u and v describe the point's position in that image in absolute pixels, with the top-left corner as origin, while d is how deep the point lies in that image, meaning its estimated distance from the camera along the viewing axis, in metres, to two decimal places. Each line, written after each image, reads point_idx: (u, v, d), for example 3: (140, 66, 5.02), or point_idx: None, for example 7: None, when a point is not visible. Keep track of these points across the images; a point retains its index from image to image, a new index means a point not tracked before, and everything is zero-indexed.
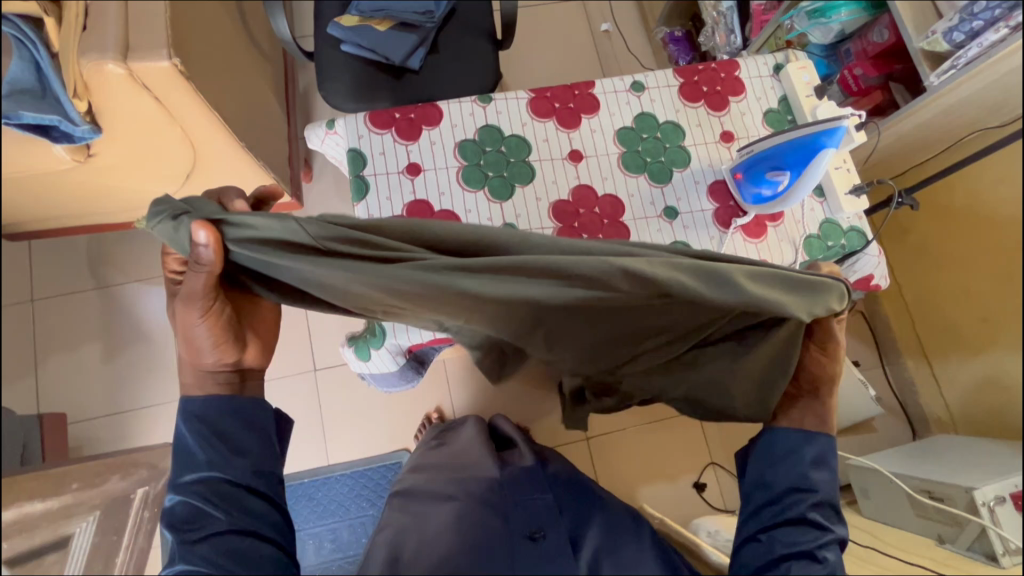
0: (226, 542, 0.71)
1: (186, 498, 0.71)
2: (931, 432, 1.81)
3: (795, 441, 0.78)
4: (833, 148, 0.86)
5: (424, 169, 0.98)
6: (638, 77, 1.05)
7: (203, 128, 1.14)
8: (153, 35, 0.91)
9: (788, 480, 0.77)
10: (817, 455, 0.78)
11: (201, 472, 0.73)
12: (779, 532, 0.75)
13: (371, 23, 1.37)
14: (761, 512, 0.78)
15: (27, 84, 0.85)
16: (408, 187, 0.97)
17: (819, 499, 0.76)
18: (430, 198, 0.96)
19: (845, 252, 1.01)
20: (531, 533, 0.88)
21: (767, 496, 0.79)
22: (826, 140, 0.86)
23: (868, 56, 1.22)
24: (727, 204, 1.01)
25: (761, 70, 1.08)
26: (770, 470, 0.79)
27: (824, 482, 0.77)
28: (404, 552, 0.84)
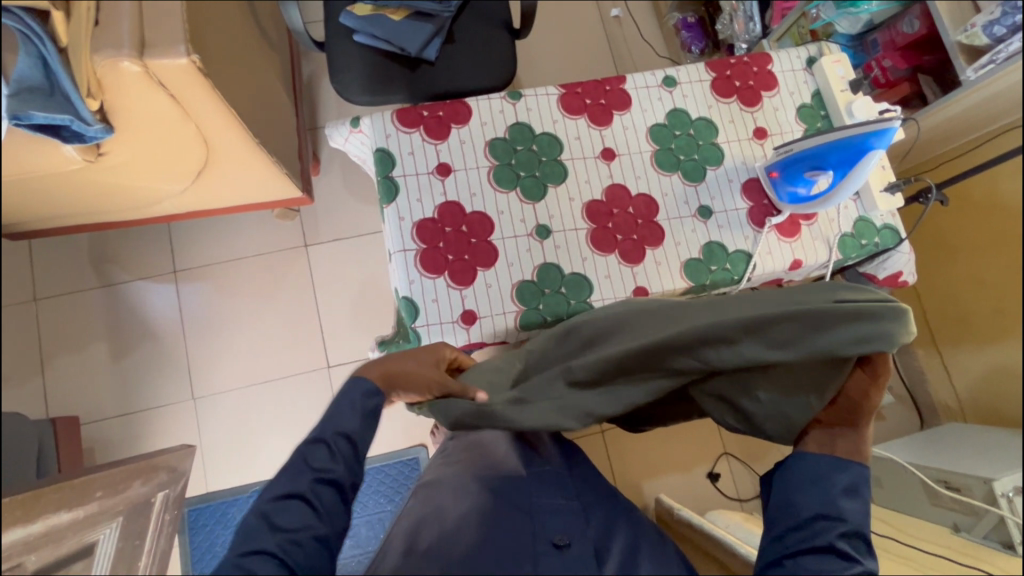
0: (330, 495, 0.68)
1: (324, 439, 0.71)
2: (939, 420, 1.84)
3: (823, 464, 0.74)
4: (881, 150, 0.83)
5: (454, 170, 0.95)
6: (670, 72, 1.03)
7: (216, 125, 1.10)
8: (171, 31, 0.88)
9: (815, 506, 0.72)
10: (847, 483, 0.72)
11: (343, 427, 0.72)
12: (805, 559, 0.69)
13: (386, 11, 1.32)
14: (786, 538, 0.72)
15: (35, 81, 0.82)
16: (439, 188, 0.94)
17: (849, 529, 0.70)
18: (461, 199, 0.94)
19: (878, 250, 1.01)
20: (556, 540, 0.84)
21: (790, 521, 0.72)
22: (874, 142, 0.82)
23: (896, 47, 1.21)
24: (761, 202, 0.99)
25: (795, 63, 1.05)
26: (796, 493, 0.74)
27: (856, 513, 0.71)
28: (430, 546, 0.83)
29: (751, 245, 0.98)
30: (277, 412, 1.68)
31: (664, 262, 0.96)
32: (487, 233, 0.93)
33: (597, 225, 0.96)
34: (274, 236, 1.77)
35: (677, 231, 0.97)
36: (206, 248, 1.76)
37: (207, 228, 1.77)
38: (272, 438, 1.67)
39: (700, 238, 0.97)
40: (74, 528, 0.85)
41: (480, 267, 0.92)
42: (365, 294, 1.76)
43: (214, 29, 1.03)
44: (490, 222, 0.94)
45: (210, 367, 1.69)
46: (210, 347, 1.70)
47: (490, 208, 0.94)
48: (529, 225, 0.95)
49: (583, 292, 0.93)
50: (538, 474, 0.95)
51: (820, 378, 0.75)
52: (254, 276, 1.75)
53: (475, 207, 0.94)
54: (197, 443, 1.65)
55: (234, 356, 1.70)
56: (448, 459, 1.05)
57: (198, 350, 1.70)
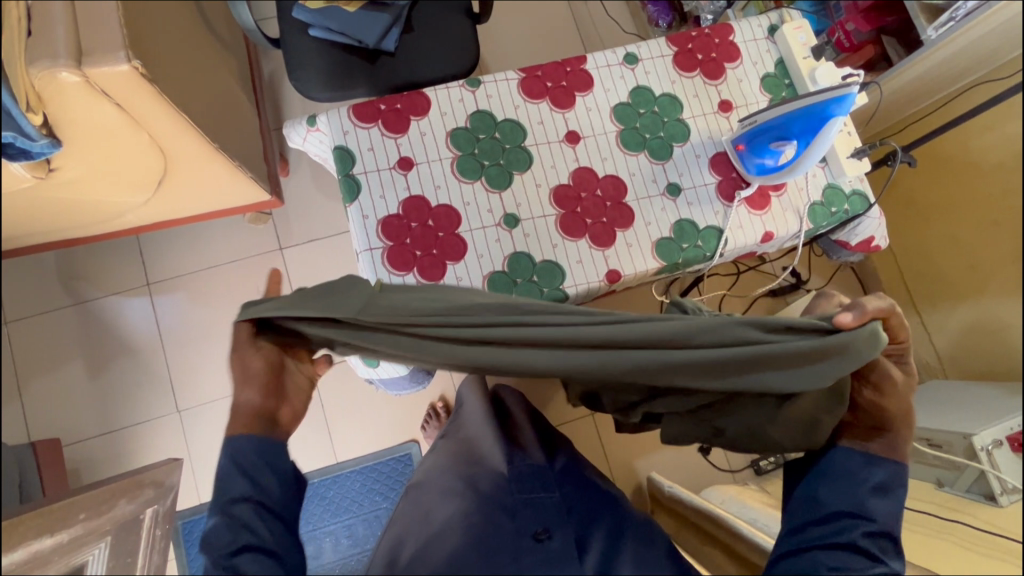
0: (252, 556, 0.70)
1: (223, 517, 0.71)
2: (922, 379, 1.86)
3: (861, 469, 0.79)
4: (843, 117, 0.81)
5: (417, 163, 0.93)
6: (630, 49, 1.01)
7: (170, 131, 1.06)
8: (109, 36, 0.84)
9: (844, 503, 0.78)
10: (879, 483, 0.78)
11: (240, 493, 0.73)
12: (823, 553, 0.76)
13: (340, 3, 1.28)
14: (809, 529, 0.78)
15: None
16: (401, 183, 0.92)
17: (875, 529, 0.76)
18: (426, 194, 0.92)
19: (848, 217, 1.01)
20: (537, 533, 0.85)
21: (817, 515, 0.79)
22: (835, 109, 0.81)
23: (859, 11, 1.18)
24: (729, 175, 0.99)
25: (756, 32, 1.04)
26: (826, 490, 0.79)
27: (884, 512, 0.77)
28: (410, 558, 0.81)
29: (721, 220, 0.97)
30: None
31: (635, 244, 0.95)
32: (454, 225, 0.92)
33: (566, 211, 0.94)
34: (247, 241, 1.74)
35: (647, 211, 0.96)
36: (178, 257, 1.72)
37: (177, 238, 1.73)
38: None
39: (670, 217, 0.96)
40: (60, 553, 0.84)
41: (450, 261, 0.91)
42: None
43: (157, 31, 0.99)
44: (458, 216, 0.92)
45: (192, 379, 1.67)
46: (191, 359, 1.68)
47: (456, 200, 0.93)
48: (497, 216, 0.93)
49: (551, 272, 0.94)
50: (518, 470, 0.94)
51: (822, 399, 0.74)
52: (231, 284, 1.72)
53: (440, 201, 0.92)
54: (186, 456, 1.63)
55: (216, 365, 1.68)
56: (435, 452, 1.05)
57: (180, 362, 1.68)
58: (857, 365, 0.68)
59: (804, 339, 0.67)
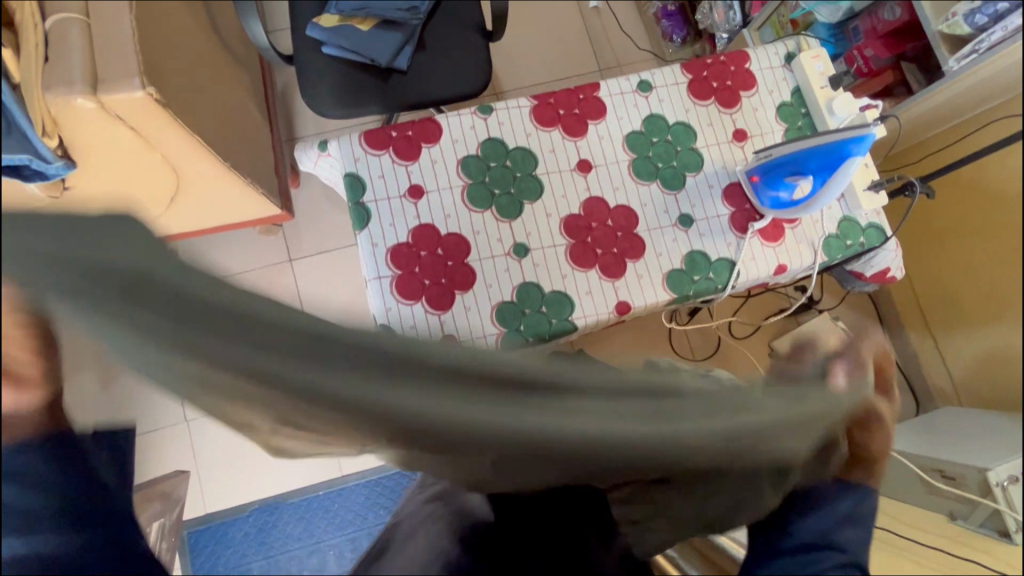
0: None
1: None
2: (936, 404, 1.83)
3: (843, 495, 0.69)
4: (862, 156, 0.80)
5: (427, 191, 0.93)
6: (644, 76, 1.00)
7: (182, 151, 1.06)
8: (124, 63, 0.84)
9: (819, 531, 0.67)
10: (850, 510, 0.70)
11: None
12: None
13: (354, 21, 1.28)
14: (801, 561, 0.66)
15: None
16: (411, 211, 0.92)
17: (844, 560, 0.68)
18: (435, 222, 0.92)
19: (863, 250, 1.00)
20: None
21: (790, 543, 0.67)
22: (854, 148, 0.79)
23: (877, 35, 1.17)
24: (742, 207, 0.97)
25: (773, 60, 1.03)
26: (799, 515, 0.69)
27: (853, 542, 0.70)
28: None
29: (734, 252, 0.96)
30: None
31: (646, 274, 0.94)
32: (464, 254, 0.91)
33: (577, 241, 0.94)
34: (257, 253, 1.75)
35: (658, 242, 0.95)
36: None
37: None
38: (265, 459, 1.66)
39: (681, 248, 0.95)
40: None
41: (458, 290, 0.90)
42: None
43: (170, 52, 0.99)
44: (468, 246, 0.92)
45: None
46: None
47: (465, 229, 0.92)
48: (506, 245, 0.93)
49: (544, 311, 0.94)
50: None
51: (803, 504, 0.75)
52: None
53: (449, 229, 0.92)
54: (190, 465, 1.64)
55: None
56: None
57: None
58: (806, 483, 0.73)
59: None
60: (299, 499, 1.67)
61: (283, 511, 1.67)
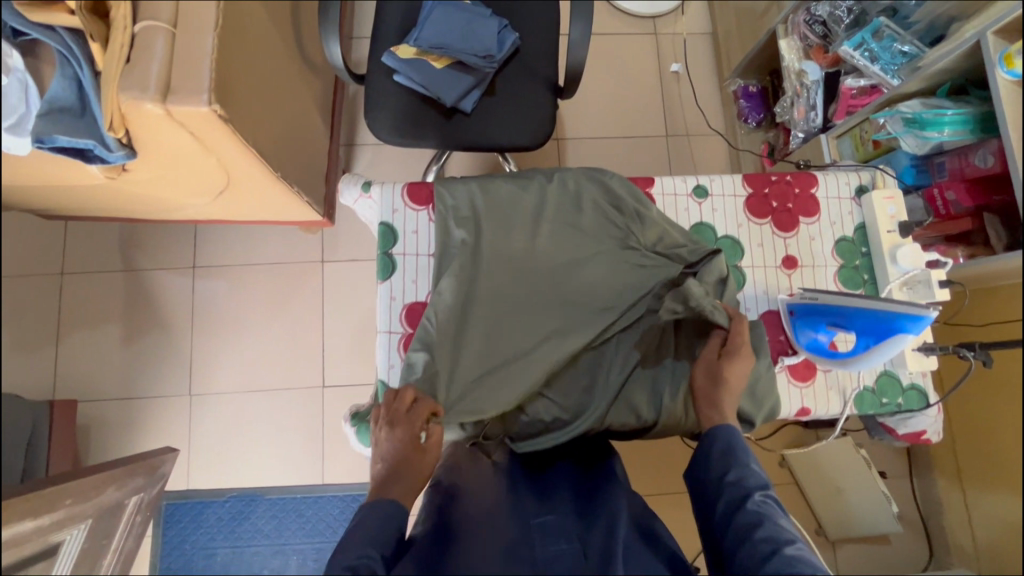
0: None
1: None
2: (949, 559, 1.70)
3: (716, 449, 0.80)
4: (914, 334, 0.78)
5: (412, 252, 0.96)
6: (702, 181, 0.98)
7: (238, 162, 1.10)
8: (197, 78, 0.87)
9: (725, 472, 0.77)
10: (727, 444, 0.80)
11: None
12: (735, 520, 0.72)
13: (429, 57, 1.29)
14: (732, 522, 0.72)
15: (66, 101, 0.93)
16: (416, 271, 0.96)
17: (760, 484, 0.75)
18: (418, 297, 0.96)
19: (899, 410, 0.93)
20: None
21: (714, 490, 0.77)
22: (909, 324, 0.78)
23: (963, 178, 1.10)
24: (776, 337, 0.93)
25: (842, 190, 0.98)
26: (705, 468, 0.80)
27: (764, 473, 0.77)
28: None
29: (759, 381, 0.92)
30: (269, 423, 1.73)
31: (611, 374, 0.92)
32: (414, 320, 0.95)
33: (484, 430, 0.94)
34: (293, 248, 1.81)
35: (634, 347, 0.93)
36: (231, 250, 1.80)
37: (231, 231, 1.81)
38: (257, 454, 1.71)
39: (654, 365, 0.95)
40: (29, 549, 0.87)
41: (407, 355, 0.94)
42: (370, 319, 1.79)
43: (247, 67, 1.01)
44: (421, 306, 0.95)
45: (212, 367, 1.74)
46: (213, 349, 1.75)
47: (421, 294, 0.96)
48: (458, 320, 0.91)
49: (573, 396, 0.91)
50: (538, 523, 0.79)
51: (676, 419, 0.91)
52: (273, 285, 1.79)
53: (416, 295, 0.96)
54: (186, 438, 1.70)
55: (237, 360, 1.75)
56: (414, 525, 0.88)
57: (206, 347, 1.75)
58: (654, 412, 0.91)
59: (626, 409, 0.91)
60: (276, 496, 1.70)
61: (260, 505, 1.69)
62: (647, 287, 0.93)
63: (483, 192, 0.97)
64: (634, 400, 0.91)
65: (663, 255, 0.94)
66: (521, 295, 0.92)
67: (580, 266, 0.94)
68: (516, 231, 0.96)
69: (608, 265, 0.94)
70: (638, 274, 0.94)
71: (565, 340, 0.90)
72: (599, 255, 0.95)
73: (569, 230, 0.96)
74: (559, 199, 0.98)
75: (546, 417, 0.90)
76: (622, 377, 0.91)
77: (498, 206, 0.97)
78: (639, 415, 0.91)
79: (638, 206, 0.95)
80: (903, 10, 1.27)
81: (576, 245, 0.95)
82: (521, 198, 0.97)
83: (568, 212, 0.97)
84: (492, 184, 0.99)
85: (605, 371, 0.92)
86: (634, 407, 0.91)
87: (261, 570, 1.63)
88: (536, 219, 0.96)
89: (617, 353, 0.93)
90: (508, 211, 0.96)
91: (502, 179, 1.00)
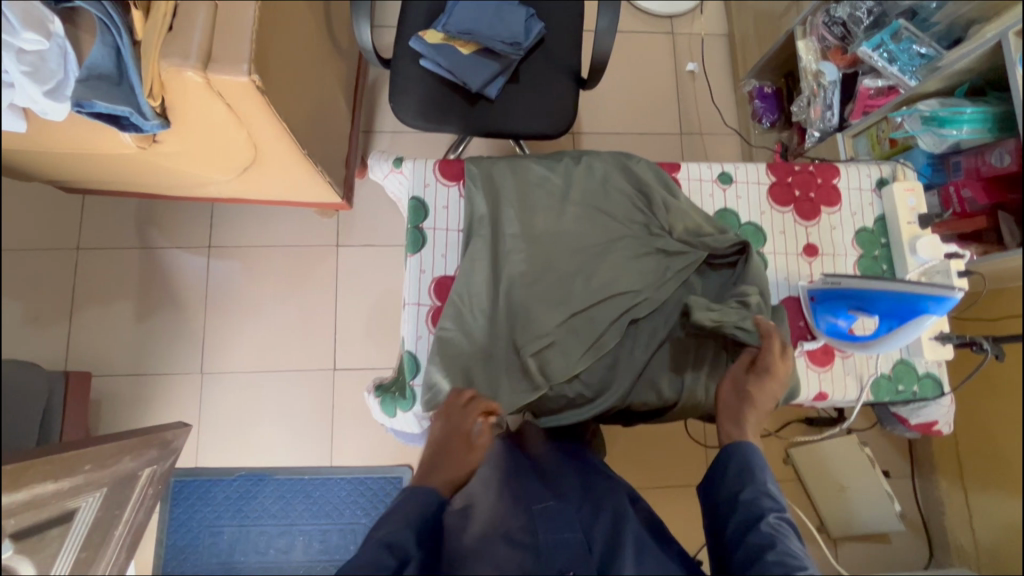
0: None
1: None
2: (949, 560, 1.72)
3: (733, 466, 0.80)
4: (936, 315, 0.81)
5: (441, 227, 0.98)
6: (727, 168, 1.00)
7: (268, 136, 1.11)
8: (237, 47, 0.88)
9: (739, 490, 0.78)
10: (741, 464, 0.80)
11: None
12: (749, 541, 0.72)
13: (456, 43, 1.31)
14: (744, 542, 0.72)
15: (106, 70, 0.90)
16: (444, 246, 0.98)
17: (775, 506, 0.75)
18: (447, 272, 0.97)
19: (914, 399, 0.95)
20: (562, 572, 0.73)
21: (727, 507, 0.78)
22: (932, 305, 0.81)
23: (979, 177, 1.12)
24: (795, 322, 0.95)
25: (863, 182, 1.00)
26: (720, 485, 0.80)
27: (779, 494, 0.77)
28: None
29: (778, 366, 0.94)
30: (280, 403, 1.74)
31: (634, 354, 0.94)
32: (444, 295, 0.96)
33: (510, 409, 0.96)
34: (309, 231, 1.82)
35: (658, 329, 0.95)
36: (246, 230, 1.81)
37: (248, 212, 1.82)
38: (267, 434, 1.72)
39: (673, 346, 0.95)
40: None
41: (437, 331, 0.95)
42: (383, 304, 1.80)
43: (282, 41, 1.03)
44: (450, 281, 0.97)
45: (224, 346, 1.75)
46: (225, 328, 1.76)
47: (450, 269, 0.98)
48: (486, 294, 0.93)
49: (597, 373, 0.93)
50: (539, 511, 0.83)
51: (697, 400, 0.93)
52: (288, 267, 1.80)
53: (444, 270, 0.97)
54: (197, 416, 1.71)
55: (249, 339, 1.76)
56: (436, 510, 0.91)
57: (218, 325, 1.76)
58: (675, 393, 0.93)
59: (649, 388, 0.93)
60: (284, 476, 1.70)
61: (267, 485, 1.69)
62: (672, 274, 0.94)
63: (513, 170, 0.99)
64: (656, 379, 0.93)
65: (686, 243, 0.96)
66: (548, 273, 0.93)
67: (608, 246, 0.95)
68: (545, 209, 0.97)
69: (635, 247, 0.95)
70: (663, 261, 0.95)
71: (591, 318, 0.92)
72: (626, 237, 0.96)
73: (598, 211, 0.97)
74: (586, 182, 0.99)
75: (570, 393, 0.92)
76: (645, 357, 0.93)
77: (528, 185, 0.98)
78: (661, 394, 0.93)
79: (666, 193, 0.98)
80: (923, 13, 1.29)
81: (604, 226, 0.97)
82: (551, 178, 0.99)
83: (597, 193, 0.99)
84: (523, 163, 1.00)
85: (629, 350, 0.93)
86: (657, 386, 0.93)
87: (266, 549, 1.63)
88: (565, 198, 0.98)
89: (642, 334, 0.95)
90: (537, 190, 0.98)
91: (532, 159, 1.02)
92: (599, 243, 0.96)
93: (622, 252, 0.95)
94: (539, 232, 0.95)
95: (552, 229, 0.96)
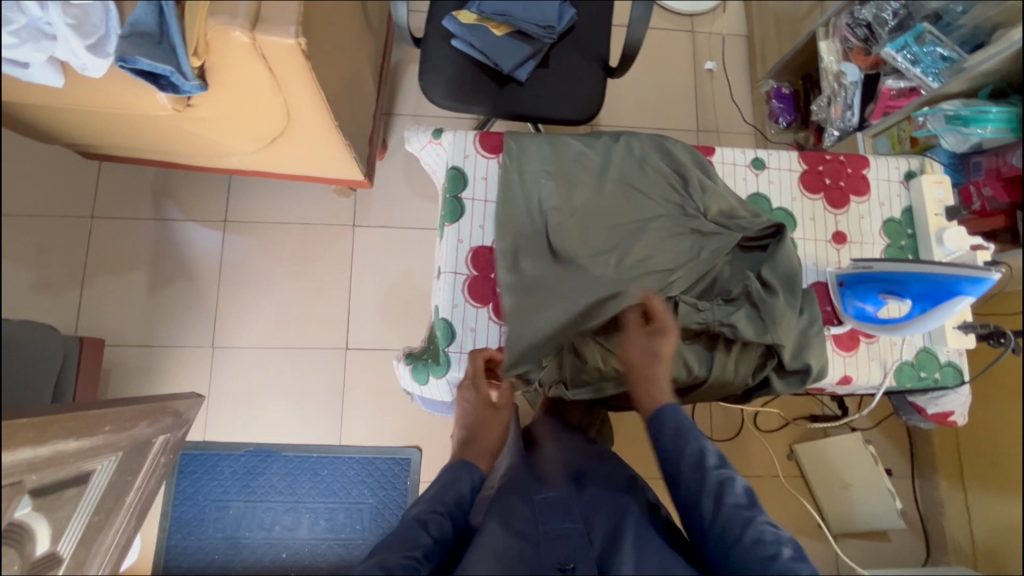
0: None
1: None
2: (946, 559, 1.74)
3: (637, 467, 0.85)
4: (971, 296, 0.87)
5: (480, 198, 1.02)
6: (760, 154, 1.04)
7: (303, 105, 1.11)
8: (285, 11, 0.89)
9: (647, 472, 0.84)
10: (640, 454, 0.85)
11: None
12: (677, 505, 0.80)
13: (489, 24, 1.32)
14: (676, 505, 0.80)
15: (148, 26, 0.85)
16: (481, 217, 1.02)
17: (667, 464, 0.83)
18: (484, 243, 1.01)
19: (935, 386, 1.00)
20: (561, 564, 0.72)
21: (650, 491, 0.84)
22: (966, 286, 0.87)
23: (1000, 176, 1.16)
24: (823, 307, 0.99)
25: (891, 174, 1.05)
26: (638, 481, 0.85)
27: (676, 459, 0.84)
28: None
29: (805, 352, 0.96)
30: (290, 381, 1.73)
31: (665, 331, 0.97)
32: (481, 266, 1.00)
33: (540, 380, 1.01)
34: (326, 210, 1.82)
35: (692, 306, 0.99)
36: (263, 206, 1.81)
37: (265, 187, 1.82)
38: (275, 412, 1.71)
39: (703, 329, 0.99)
40: None
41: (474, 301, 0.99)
42: (397, 286, 1.80)
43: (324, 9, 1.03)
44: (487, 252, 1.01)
45: (237, 322, 1.74)
46: (238, 302, 1.75)
47: (486, 239, 1.01)
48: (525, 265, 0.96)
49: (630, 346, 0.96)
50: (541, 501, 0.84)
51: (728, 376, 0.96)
52: (303, 245, 1.79)
53: (481, 240, 1.01)
54: (206, 389, 1.70)
55: (262, 316, 1.75)
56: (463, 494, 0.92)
57: (232, 300, 1.75)
58: (705, 367, 0.97)
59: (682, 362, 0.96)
60: (292, 453, 1.70)
61: (275, 462, 1.68)
62: (706, 254, 0.98)
63: (552, 147, 1.02)
64: (688, 355, 0.96)
65: (721, 224, 0.98)
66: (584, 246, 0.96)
67: (643, 224, 0.98)
68: (583, 186, 1.00)
69: (670, 227, 0.98)
70: (697, 241, 0.98)
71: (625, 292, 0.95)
72: (662, 216, 0.99)
73: (634, 190, 1.00)
74: (623, 163, 1.02)
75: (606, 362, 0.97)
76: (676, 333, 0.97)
77: (568, 163, 1.01)
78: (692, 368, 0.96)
79: (703, 175, 1.00)
80: (947, 17, 1.32)
81: (640, 205, 0.99)
82: (589, 157, 1.02)
83: (633, 173, 1.02)
84: (562, 142, 1.04)
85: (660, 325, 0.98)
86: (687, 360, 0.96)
87: (272, 526, 1.63)
88: (603, 178, 1.01)
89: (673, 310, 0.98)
90: (576, 167, 1.01)
91: (571, 139, 1.05)
92: (635, 221, 0.98)
93: (657, 231, 0.98)
94: (576, 208, 0.98)
95: (589, 205, 0.99)
